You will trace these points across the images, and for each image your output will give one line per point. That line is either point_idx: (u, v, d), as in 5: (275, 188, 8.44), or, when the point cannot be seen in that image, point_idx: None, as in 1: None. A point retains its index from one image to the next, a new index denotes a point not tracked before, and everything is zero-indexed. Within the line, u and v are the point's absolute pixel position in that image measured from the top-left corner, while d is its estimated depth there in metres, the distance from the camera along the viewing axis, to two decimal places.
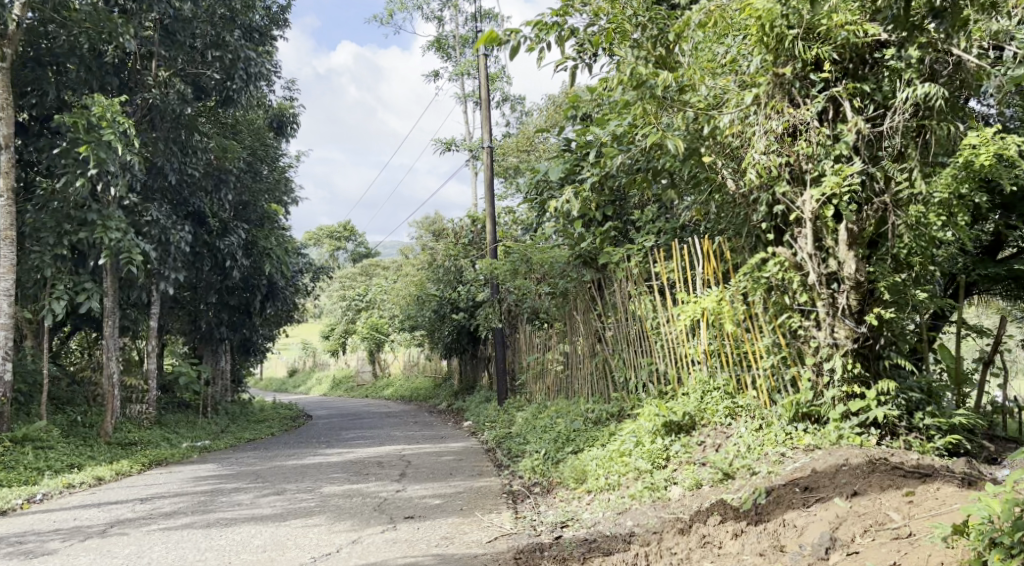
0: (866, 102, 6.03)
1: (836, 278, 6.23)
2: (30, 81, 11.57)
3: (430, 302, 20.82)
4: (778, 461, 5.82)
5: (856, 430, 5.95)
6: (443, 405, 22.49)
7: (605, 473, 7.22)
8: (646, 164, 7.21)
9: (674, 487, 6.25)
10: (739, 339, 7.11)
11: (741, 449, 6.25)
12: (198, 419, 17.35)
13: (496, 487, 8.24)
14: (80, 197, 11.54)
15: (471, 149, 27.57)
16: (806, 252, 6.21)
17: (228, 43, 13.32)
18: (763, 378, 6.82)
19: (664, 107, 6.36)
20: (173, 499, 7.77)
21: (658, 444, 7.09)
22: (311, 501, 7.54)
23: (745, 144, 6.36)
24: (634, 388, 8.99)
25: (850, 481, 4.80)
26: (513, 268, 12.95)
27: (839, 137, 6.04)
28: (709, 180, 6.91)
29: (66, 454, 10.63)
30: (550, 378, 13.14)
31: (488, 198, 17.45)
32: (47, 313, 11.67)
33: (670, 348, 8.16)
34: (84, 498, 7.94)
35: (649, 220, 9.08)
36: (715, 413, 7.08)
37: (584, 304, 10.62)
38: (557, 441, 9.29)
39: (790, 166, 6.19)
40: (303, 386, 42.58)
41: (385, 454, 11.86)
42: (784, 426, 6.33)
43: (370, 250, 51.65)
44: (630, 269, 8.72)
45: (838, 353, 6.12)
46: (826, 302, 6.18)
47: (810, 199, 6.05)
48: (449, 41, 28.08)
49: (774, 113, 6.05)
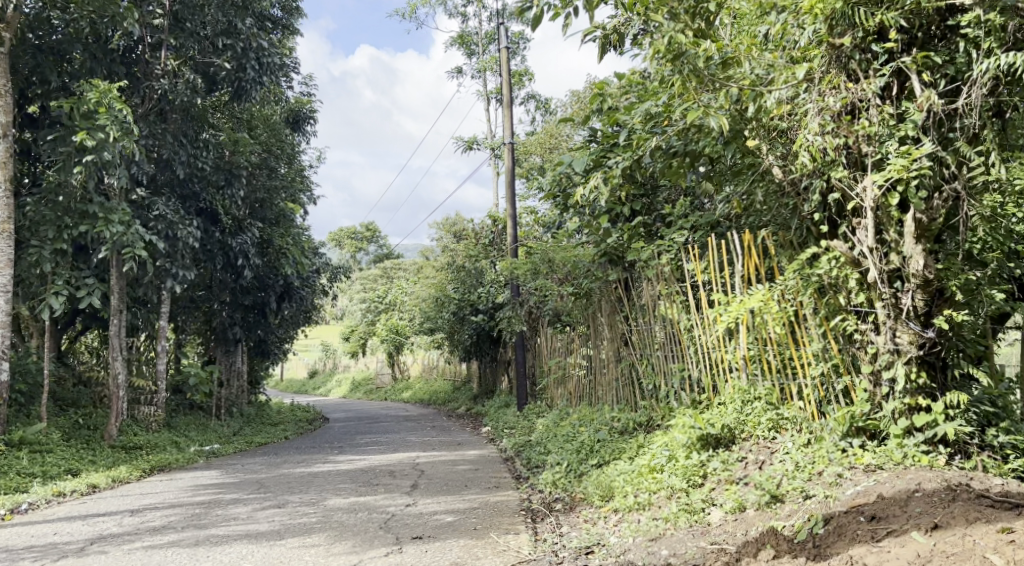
0: (937, 75, 5.23)
1: (899, 275, 5.48)
2: (30, 68, 11.16)
3: (449, 303, 20.19)
4: (834, 483, 5.13)
5: (922, 449, 5.23)
6: (462, 409, 21.93)
7: (634, 491, 6.56)
8: (684, 149, 6.52)
9: (714, 510, 5.57)
10: (784, 344, 6.46)
11: (789, 468, 5.56)
12: (211, 422, 16.89)
13: (514, 502, 7.60)
14: (82, 189, 11.12)
15: (493, 148, 27.05)
16: (866, 246, 5.48)
17: (239, 31, 12.75)
18: (811, 387, 6.14)
19: (702, 83, 5.66)
20: (166, 511, 7.21)
21: (693, 459, 6.39)
22: (313, 515, 6.95)
23: (795, 126, 5.73)
24: (664, 396, 8.31)
25: (926, 511, 4.12)
26: (535, 267, 12.31)
27: (905, 117, 5.31)
28: (753, 165, 6.28)
29: (64, 459, 10.14)
30: (573, 384, 12.47)
31: (510, 197, 16.84)
32: (46, 308, 11.19)
33: (705, 352, 7.46)
34: (72, 510, 7.39)
35: (680, 215, 8.40)
36: (757, 426, 6.39)
37: (610, 305, 9.94)
38: (580, 452, 8.63)
39: (848, 149, 5.47)
40: (323, 389, 42.20)
41: (398, 462, 11.26)
42: (836, 442, 5.64)
43: (392, 252, 51.20)
44: (660, 267, 8.03)
45: (900, 361, 5.40)
46: (888, 303, 5.44)
47: (872, 186, 5.30)
48: (473, 37, 27.52)
49: (829, 89, 5.43)
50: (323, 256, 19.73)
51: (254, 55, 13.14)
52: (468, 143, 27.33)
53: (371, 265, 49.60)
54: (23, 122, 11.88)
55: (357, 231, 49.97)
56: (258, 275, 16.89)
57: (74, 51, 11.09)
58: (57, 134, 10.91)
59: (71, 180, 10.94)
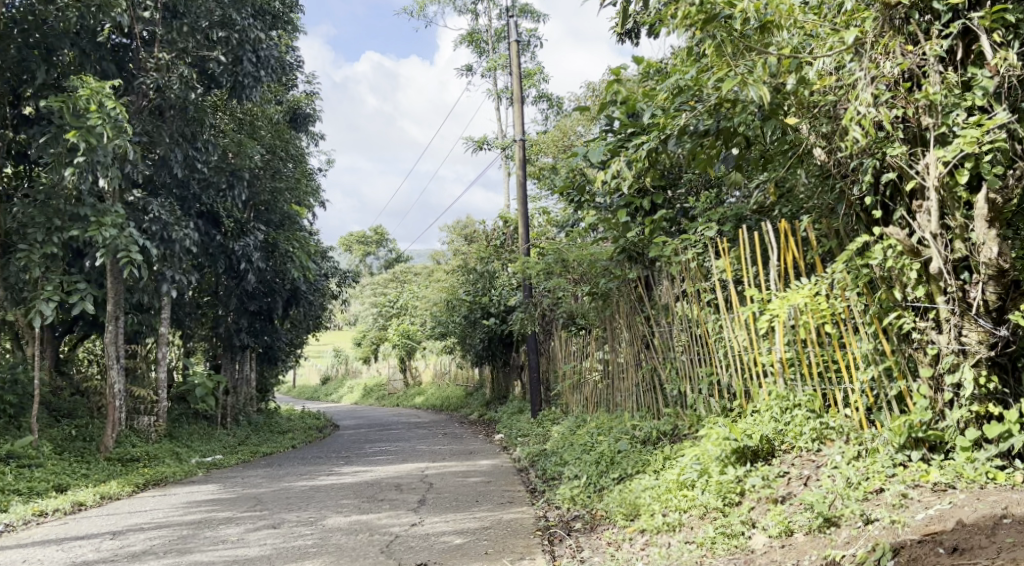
0: (1010, 36, 4.57)
1: (966, 264, 4.79)
2: (17, 64, 10.64)
3: (460, 307, 19.66)
4: (898, 505, 4.47)
5: (995, 465, 4.54)
6: (475, 416, 21.37)
7: (662, 510, 5.92)
8: (716, 128, 5.69)
9: (757, 535, 4.93)
10: (827, 345, 5.82)
11: (840, 485, 4.91)
12: (216, 431, 16.35)
13: (530, 521, 6.96)
14: (74, 190, 10.63)
15: (504, 148, 26.47)
16: (930, 232, 4.76)
17: (234, 22, 12.17)
18: (859, 392, 5.50)
19: (736, 53, 5.12)
20: (150, 534, 6.62)
21: (729, 474, 5.73)
22: (310, 538, 6.35)
23: (844, 99, 5.12)
24: (692, 403, 7.66)
25: (1020, 543, 3.50)
26: (548, 267, 11.69)
27: (970, 84, 4.67)
28: (793, 147, 5.69)
29: (53, 473, 9.61)
30: (589, 390, 11.85)
31: (522, 198, 16.24)
32: (35, 317, 10.58)
33: (735, 354, 6.82)
34: (50, 532, 6.83)
35: (705, 209, 7.79)
36: (799, 436, 5.76)
37: (629, 306, 9.28)
38: (599, 464, 7.98)
39: (906, 122, 4.81)
40: (335, 395, 41.74)
41: (407, 474, 10.63)
42: (893, 455, 4.99)
43: (404, 255, 50.68)
44: (686, 264, 7.40)
45: (968, 363, 4.72)
46: (953, 297, 4.76)
47: (935, 162, 4.61)
48: (482, 35, 26.97)
49: (882, 54, 4.78)
50: (331, 260, 19.12)
51: (250, 48, 12.53)
52: (479, 144, 26.72)
53: (382, 269, 49.11)
54: (16, 122, 11.36)
55: (367, 234, 49.60)
56: (264, 279, 16.36)
57: (63, 46, 10.58)
58: (47, 133, 10.36)
59: (60, 181, 10.41)
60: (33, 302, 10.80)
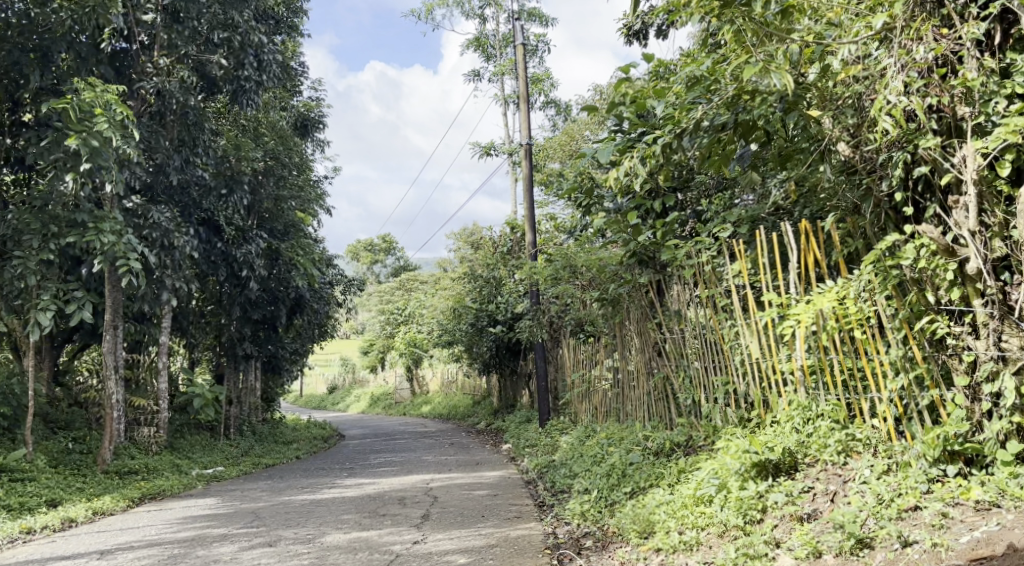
0: None
1: (1005, 264, 4.47)
2: (13, 67, 10.39)
3: (467, 314, 19.35)
4: (937, 525, 4.15)
5: None
6: (482, 425, 21.04)
7: (678, 527, 5.59)
8: (734, 122, 5.25)
9: (783, 556, 4.57)
10: (852, 351, 5.47)
11: (871, 503, 4.57)
12: (217, 442, 16.05)
13: (538, 538, 6.62)
14: (72, 196, 10.38)
15: (511, 154, 26.20)
16: (967, 230, 4.43)
17: (236, 24, 11.97)
18: (887, 402, 5.12)
19: (757, 38, 4.80)
20: (140, 553, 6.32)
21: (750, 489, 5.37)
22: (306, 557, 6.03)
23: (872, 88, 4.82)
24: (707, 413, 7.31)
25: None
26: (555, 273, 11.38)
27: (1010, 71, 4.37)
28: (815, 141, 5.40)
29: (47, 487, 9.33)
30: (598, 398, 11.52)
31: (529, 203, 15.97)
32: (33, 327, 10.30)
33: (753, 362, 6.47)
34: (35, 552, 6.52)
35: (719, 212, 7.46)
36: (824, 449, 5.40)
37: (641, 311, 8.91)
38: (610, 477, 7.63)
39: (939, 112, 4.51)
40: (341, 403, 41.46)
41: (411, 487, 10.29)
42: (926, 469, 4.64)
43: (411, 263, 50.49)
44: (700, 268, 7.06)
45: (1009, 371, 4.37)
46: (992, 300, 4.43)
47: (974, 155, 4.30)
48: (490, 40, 26.72)
49: (913, 40, 4.48)
50: (336, 268, 18.83)
51: (252, 51, 12.22)
52: (485, 150, 26.48)
53: (389, 278, 48.84)
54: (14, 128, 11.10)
55: (375, 242, 49.38)
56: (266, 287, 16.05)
57: (59, 48, 10.29)
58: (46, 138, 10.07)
59: (59, 188, 10.19)
60: (30, 310, 10.49)
